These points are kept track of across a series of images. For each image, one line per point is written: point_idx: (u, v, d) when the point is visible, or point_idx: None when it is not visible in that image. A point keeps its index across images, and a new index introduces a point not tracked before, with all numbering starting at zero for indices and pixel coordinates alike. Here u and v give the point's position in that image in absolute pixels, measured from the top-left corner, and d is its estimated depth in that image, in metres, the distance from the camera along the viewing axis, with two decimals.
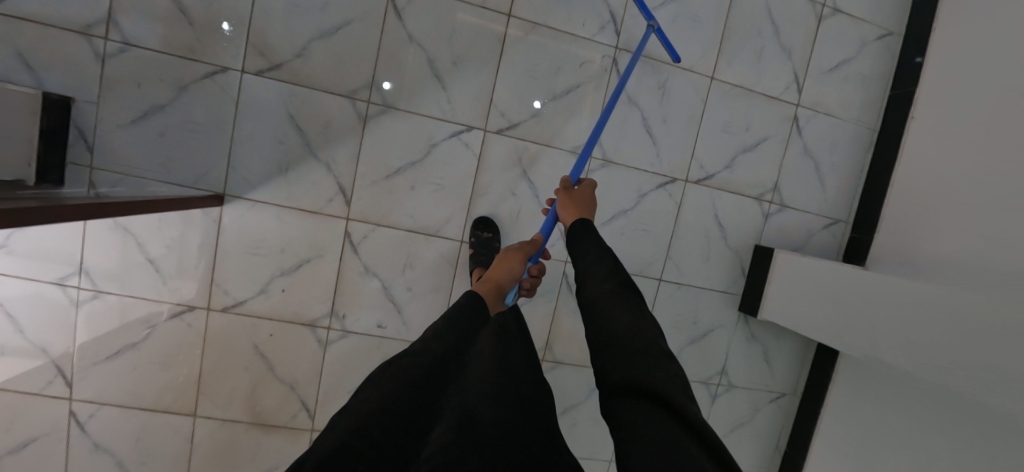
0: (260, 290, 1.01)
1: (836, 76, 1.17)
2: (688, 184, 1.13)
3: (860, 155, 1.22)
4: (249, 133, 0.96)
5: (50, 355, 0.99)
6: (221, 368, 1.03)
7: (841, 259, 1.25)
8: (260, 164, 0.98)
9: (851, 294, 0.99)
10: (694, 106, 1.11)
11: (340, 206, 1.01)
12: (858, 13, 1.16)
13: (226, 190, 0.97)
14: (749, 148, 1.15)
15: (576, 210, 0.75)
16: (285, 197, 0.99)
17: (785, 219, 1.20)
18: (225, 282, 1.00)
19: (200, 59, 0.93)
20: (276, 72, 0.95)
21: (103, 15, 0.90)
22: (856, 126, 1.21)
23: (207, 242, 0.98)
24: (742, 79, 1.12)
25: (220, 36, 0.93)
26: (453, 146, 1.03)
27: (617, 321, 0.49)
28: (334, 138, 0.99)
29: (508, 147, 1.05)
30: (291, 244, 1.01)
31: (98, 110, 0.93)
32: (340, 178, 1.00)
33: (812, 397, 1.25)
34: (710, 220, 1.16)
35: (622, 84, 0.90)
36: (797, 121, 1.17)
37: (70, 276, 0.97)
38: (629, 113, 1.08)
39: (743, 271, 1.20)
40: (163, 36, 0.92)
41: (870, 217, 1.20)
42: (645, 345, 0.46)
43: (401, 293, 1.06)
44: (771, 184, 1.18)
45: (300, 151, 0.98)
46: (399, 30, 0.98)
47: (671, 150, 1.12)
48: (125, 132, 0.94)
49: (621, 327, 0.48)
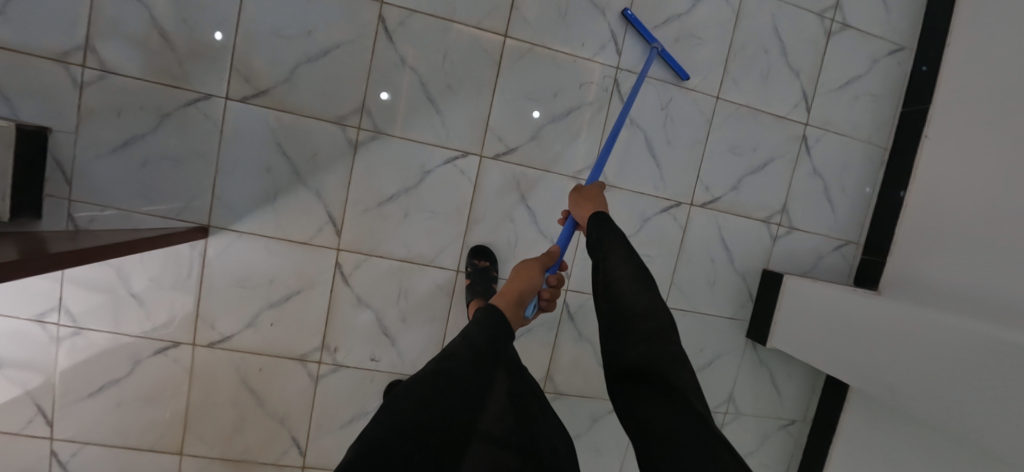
0: (248, 324, 0.97)
1: (846, 93, 1.13)
2: (693, 207, 1.09)
3: (871, 174, 1.18)
4: (234, 161, 0.92)
5: (29, 394, 0.95)
6: (208, 405, 0.99)
7: (852, 282, 1.21)
8: (246, 194, 0.94)
9: (861, 326, 0.95)
10: (699, 127, 1.07)
11: (330, 236, 0.97)
12: (868, 28, 1.12)
13: (211, 221, 0.93)
14: (756, 170, 1.11)
15: (590, 205, 0.77)
16: (273, 227, 0.95)
17: (794, 241, 1.16)
18: (211, 316, 0.96)
19: (182, 86, 0.89)
20: (262, 98, 0.91)
21: (80, 41, 0.86)
22: (867, 144, 1.16)
23: (191, 275, 0.94)
24: (749, 97, 1.08)
25: (203, 61, 0.89)
26: (448, 172, 0.99)
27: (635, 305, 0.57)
28: (323, 166, 0.95)
29: (505, 173, 1.01)
30: (279, 276, 0.97)
31: (76, 140, 0.89)
32: (330, 207, 0.96)
33: (823, 424, 1.21)
34: (716, 245, 1.12)
35: (635, 92, 0.95)
36: (805, 140, 1.12)
37: (49, 312, 0.93)
38: (631, 135, 1.04)
39: (751, 296, 1.16)
40: (143, 63, 0.88)
41: (882, 238, 1.16)
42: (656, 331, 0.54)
43: (395, 325, 1.02)
44: (779, 205, 1.13)
45: (288, 180, 0.94)
46: (391, 53, 0.94)
47: (675, 173, 1.07)
48: (104, 162, 0.90)
49: (638, 308, 0.56)
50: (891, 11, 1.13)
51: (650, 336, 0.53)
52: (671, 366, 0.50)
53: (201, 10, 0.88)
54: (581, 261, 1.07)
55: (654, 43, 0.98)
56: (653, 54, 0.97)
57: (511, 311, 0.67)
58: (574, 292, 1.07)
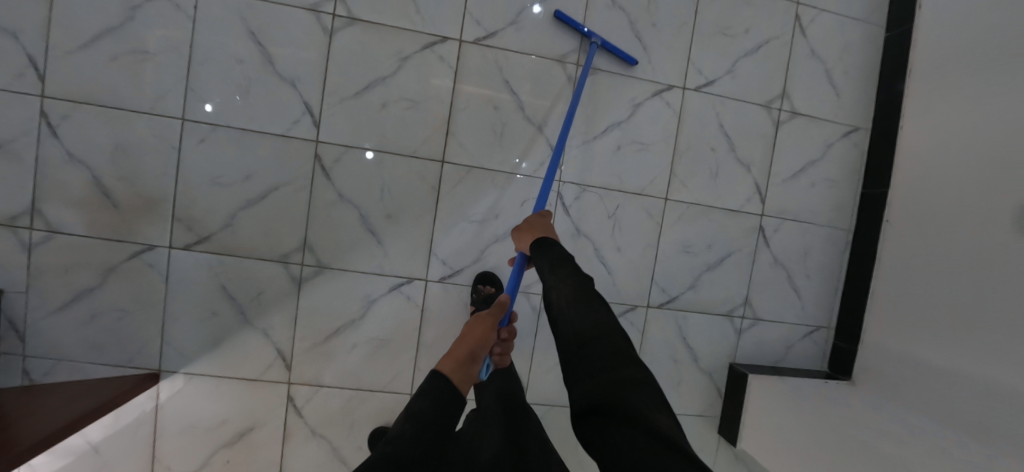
0: (200, 464, 0.96)
1: (801, 179, 1.10)
2: (651, 309, 1.07)
3: (836, 258, 1.15)
4: (181, 308, 0.93)
5: None
6: None
7: (827, 368, 1.17)
8: (192, 339, 0.94)
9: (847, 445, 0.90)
10: (650, 229, 1.05)
11: (279, 371, 0.96)
12: (819, 114, 1.10)
13: (161, 366, 0.94)
14: (713, 266, 1.08)
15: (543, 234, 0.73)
16: (222, 368, 0.95)
17: (760, 334, 1.13)
18: (165, 460, 0.96)
19: (126, 239, 0.91)
20: (205, 244, 0.92)
21: (26, 206, 0.89)
22: (829, 229, 1.13)
23: (144, 419, 0.95)
24: (700, 195, 1.06)
25: (144, 214, 0.91)
26: (394, 299, 0.98)
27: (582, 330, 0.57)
28: (268, 304, 0.95)
29: (452, 296, 0.99)
30: (231, 415, 0.96)
31: (28, 298, 0.91)
32: (278, 344, 0.96)
33: None
34: (678, 344, 1.09)
35: (578, 96, 0.91)
36: (763, 231, 1.10)
37: None
38: (580, 243, 1.03)
39: (721, 393, 1.13)
40: (86, 220, 0.90)
41: (853, 326, 1.12)
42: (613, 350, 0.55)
43: (352, 455, 1.00)
44: (741, 298, 1.10)
45: (235, 322, 0.95)
46: (328, 190, 0.94)
47: (629, 277, 1.05)
48: (55, 316, 0.92)
49: (586, 339, 0.56)
50: (842, 94, 1.10)
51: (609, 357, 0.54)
52: (628, 383, 0.51)
53: (140, 165, 0.90)
54: (537, 374, 1.04)
55: (594, 38, 0.95)
56: (594, 48, 0.95)
57: (461, 371, 0.59)
58: (533, 405, 1.05)
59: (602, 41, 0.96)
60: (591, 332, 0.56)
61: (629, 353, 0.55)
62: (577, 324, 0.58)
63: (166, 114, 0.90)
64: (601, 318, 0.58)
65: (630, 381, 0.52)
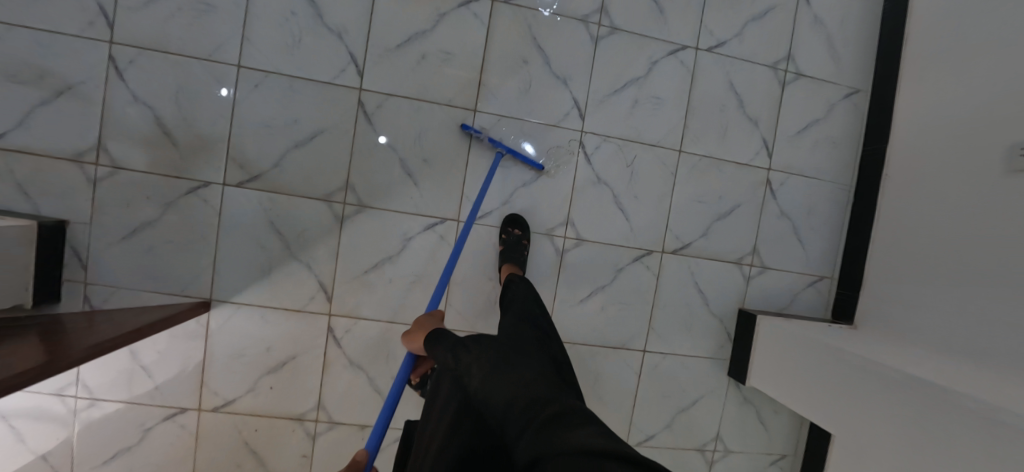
0: (248, 388, 1.04)
1: (805, 136, 1.18)
2: (665, 255, 1.14)
3: (839, 211, 1.22)
4: (232, 241, 1.01)
5: (50, 462, 1.02)
6: (214, 465, 1.06)
7: (830, 315, 1.24)
8: (242, 271, 1.02)
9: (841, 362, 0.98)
10: (664, 180, 1.13)
11: (321, 303, 1.04)
12: (822, 75, 1.18)
13: (213, 295, 1.02)
14: (724, 216, 1.16)
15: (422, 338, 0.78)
16: (269, 298, 1.03)
17: (767, 281, 1.20)
18: (214, 384, 1.03)
19: (184, 176, 0.99)
20: (255, 183, 1.00)
21: (93, 142, 0.97)
22: (832, 184, 1.21)
23: (195, 345, 1.02)
24: (711, 149, 1.14)
25: (201, 153, 0.99)
26: (428, 238, 1.05)
27: (499, 395, 0.56)
28: (312, 240, 1.02)
29: (481, 237, 1.07)
30: (277, 343, 1.04)
31: (91, 230, 0.98)
32: (320, 277, 1.03)
33: (811, 459, 1.22)
34: (690, 288, 1.17)
35: (476, 207, 0.98)
36: (770, 185, 1.18)
37: (68, 386, 1.01)
38: (600, 191, 1.11)
39: (730, 336, 1.20)
40: (148, 158, 0.98)
41: (854, 274, 1.20)
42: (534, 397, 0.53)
43: (387, 383, 1.08)
44: (749, 247, 1.18)
45: (282, 255, 1.02)
46: (369, 134, 1.02)
47: (644, 224, 1.13)
48: (115, 248, 0.99)
49: (503, 401, 0.54)
50: (843, 58, 1.18)
51: (529, 408, 0.52)
52: (553, 421, 0.49)
53: (198, 108, 0.98)
54: (559, 312, 1.12)
55: (499, 148, 1.02)
56: (497, 159, 1.02)
57: None
58: None
59: (508, 150, 1.02)
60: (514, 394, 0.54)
61: (549, 395, 0.54)
62: (499, 396, 0.55)
63: (222, 61, 0.98)
64: (518, 376, 0.58)
65: (556, 417, 0.50)
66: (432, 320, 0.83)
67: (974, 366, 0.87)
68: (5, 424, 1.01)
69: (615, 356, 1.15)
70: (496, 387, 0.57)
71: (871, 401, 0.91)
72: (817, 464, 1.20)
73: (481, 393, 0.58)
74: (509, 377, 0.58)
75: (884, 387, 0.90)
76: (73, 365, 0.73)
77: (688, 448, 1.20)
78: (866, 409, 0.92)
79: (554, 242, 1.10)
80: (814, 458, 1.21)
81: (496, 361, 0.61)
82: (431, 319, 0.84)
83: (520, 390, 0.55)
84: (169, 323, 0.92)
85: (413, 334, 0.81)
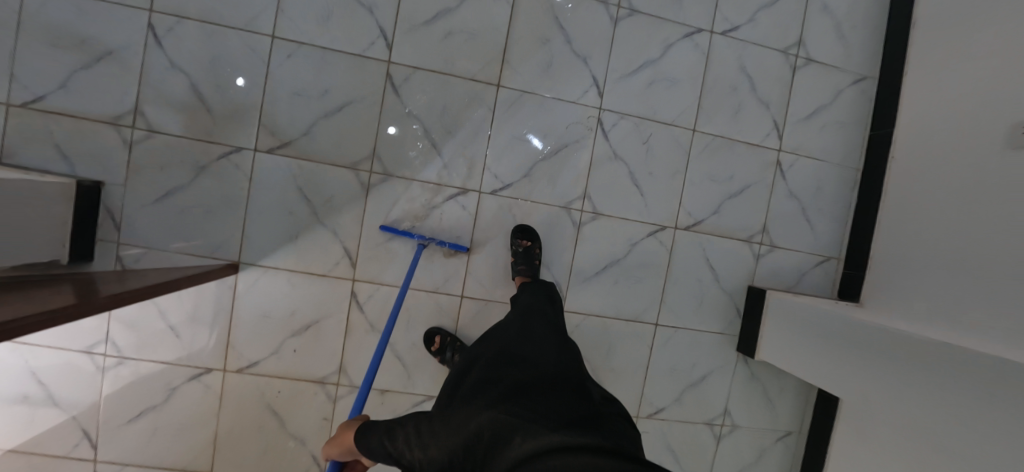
0: (272, 351, 1.07)
1: (814, 120, 1.22)
2: (678, 231, 1.18)
3: (846, 193, 1.26)
4: (262, 206, 1.04)
5: (77, 419, 1.05)
6: (236, 426, 1.08)
7: (836, 295, 1.28)
8: (270, 235, 1.05)
9: (849, 329, 1.02)
10: (678, 158, 1.17)
11: (346, 268, 1.07)
12: (832, 61, 1.22)
13: (242, 258, 1.05)
14: (735, 195, 1.20)
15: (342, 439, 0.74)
16: (295, 263, 1.06)
17: (776, 260, 1.24)
18: (240, 345, 1.06)
19: (216, 141, 1.02)
20: (285, 149, 1.03)
21: (130, 106, 1.00)
22: (839, 166, 1.25)
23: (222, 307, 1.05)
24: (724, 129, 1.18)
25: (234, 119, 1.02)
26: (450, 208, 1.09)
27: (447, 446, 0.62)
28: (338, 207, 1.06)
29: (501, 208, 1.11)
30: (301, 307, 1.07)
31: (125, 191, 1.01)
32: (345, 243, 1.06)
33: (816, 435, 1.25)
34: (702, 264, 1.20)
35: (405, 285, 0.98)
36: (780, 166, 1.21)
37: (97, 344, 1.04)
38: (616, 167, 1.14)
39: (739, 312, 1.23)
40: (182, 122, 1.01)
41: (860, 253, 1.23)
42: (476, 431, 0.61)
43: (407, 349, 1.11)
44: (759, 226, 1.22)
45: (308, 221, 1.05)
46: (396, 105, 1.06)
47: (658, 201, 1.17)
48: (147, 210, 1.02)
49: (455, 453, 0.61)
50: (852, 45, 1.23)
51: (479, 448, 0.60)
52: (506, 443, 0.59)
53: (233, 75, 1.01)
54: (574, 284, 1.15)
55: (416, 239, 1.03)
56: (417, 252, 1.02)
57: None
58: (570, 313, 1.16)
59: (425, 241, 1.03)
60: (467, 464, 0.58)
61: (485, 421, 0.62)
62: (443, 455, 0.62)
63: (257, 31, 1.01)
64: (455, 424, 0.64)
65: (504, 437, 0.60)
66: (355, 423, 0.78)
67: (975, 330, 0.91)
68: (35, 380, 1.03)
69: (628, 329, 1.18)
70: (440, 448, 0.62)
71: (881, 363, 0.95)
72: (823, 438, 1.23)
73: (426, 460, 0.63)
74: (448, 431, 0.64)
75: (894, 348, 0.93)
76: (106, 308, 0.73)
77: (697, 422, 1.23)
78: (877, 371, 0.96)
79: (572, 216, 1.14)
80: (819, 434, 1.24)
81: (431, 424, 0.66)
82: (355, 421, 0.78)
83: (462, 439, 0.62)
84: (196, 281, 0.94)
85: (334, 439, 0.76)
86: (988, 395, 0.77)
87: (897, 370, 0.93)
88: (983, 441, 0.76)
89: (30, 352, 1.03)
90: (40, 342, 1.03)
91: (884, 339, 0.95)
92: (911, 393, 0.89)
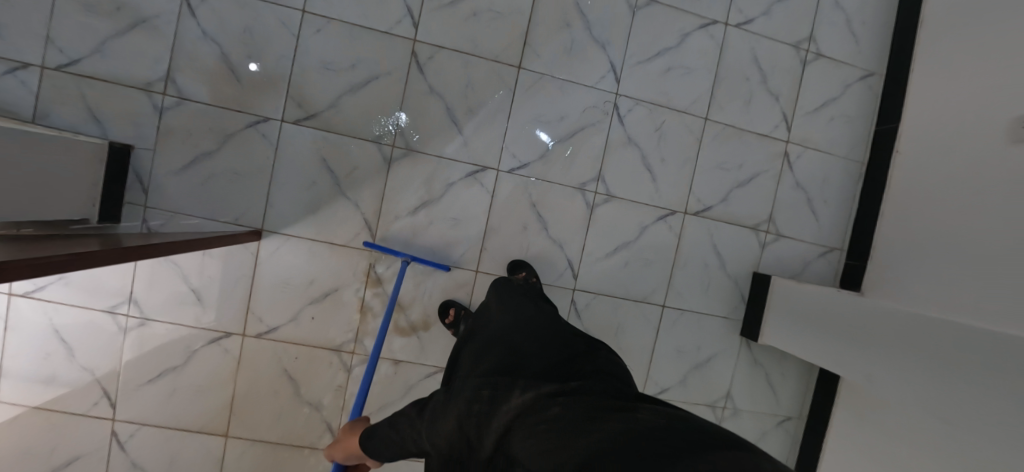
0: (291, 318, 1.10)
1: (822, 113, 1.26)
2: (687, 216, 1.22)
3: (851, 186, 1.30)
4: (287, 176, 1.07)
5: (97, 378, 1.07)
6: (253, 390, 1.11)
7: (838, 285, 1.32)
8: (293, 205, 1.08)
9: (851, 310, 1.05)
10: (689, 145, 1.20)
11: (365, 240, 1.10)
12: (841, 58, 1.26)
13: (265, 225, 1.08)
14: (743, 183, 1.23)
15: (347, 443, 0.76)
16: (317, 232, 1.09)
17: (780, 249, 1.27)
18: (260, 311, 1.09)
19: (245, 110, 1.05)
20: (311, 121, 1.06)
21: (163, 74, 1.03)
22: (845, 159, 1.29)
23: (244, 273, 1.08)
24: (734, 118, 1.22)
25: (263, 90, 1.05)
26: (468, 185, 1.12)
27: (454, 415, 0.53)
28: (360, 179, 1.09)
29: (517, 187, 1.14)
30: (320, 276, 1.10)
31: (154, 156, 1.04)
32: (366, 215, 1.09)
33: (816, 420, 1.29)
34: (709, 250, 1.24)
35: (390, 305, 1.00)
36: (788, 157, 1.25)
37: (120, 305, 1.06)
38: (630, 151, 1.18)
39: (744, 298, 1.27)
40: (212, 91, 1.04)
41: (862, 244, 1.27)
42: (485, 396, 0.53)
43: (421, 320, 1.14)
44: (766, 215, 1.25)
45: (331, 192, 1.08)
46: (420, 82, 1.09)
47: (669, 186, 1.20)
48: (175, 175, 1.05)
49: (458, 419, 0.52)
50: (861, 43, 1.27)
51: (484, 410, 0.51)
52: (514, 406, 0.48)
53: (263, 47, 1.04)
54: (586, 264, 1.19)
55: (403, 256, 1.04)
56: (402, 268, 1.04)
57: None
58: (581, 292, 1.19)
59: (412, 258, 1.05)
60: (460, 426, 0.51)
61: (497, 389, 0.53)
62: (448, 424, 0.53)
63: (288, 5, 1.04)
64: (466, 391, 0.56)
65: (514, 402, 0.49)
66: (359, 425, 0.80)
67: (972, 312, 0.94)
68: (58, 338, 1.06)
69: (636, 310, 1.21)
70: (446, 413, 0.54)
71: (881, 342, 0.99)
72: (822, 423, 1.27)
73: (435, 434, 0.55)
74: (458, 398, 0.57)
75: (893, 326, 0.97)
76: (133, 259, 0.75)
77: (700, 404, 1.27)
78: (875, 348, 0.99)
79: (586, 197, 1.17)
80: (818, 418, 1.28)
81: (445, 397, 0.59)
82: (358, 423, 0.81)
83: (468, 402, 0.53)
84: (218, 242, 0.96)
85: (339, 443, 0.78)
86: (986, 368, 0.81)
87: (895, 347, 0.96)
88: (981, 413, 0.80)
89: (54, 310, 1.05)
90: (64, 301, 1.05)
91: (884, 317, 0.99)
92: (907, 368, 0.93)
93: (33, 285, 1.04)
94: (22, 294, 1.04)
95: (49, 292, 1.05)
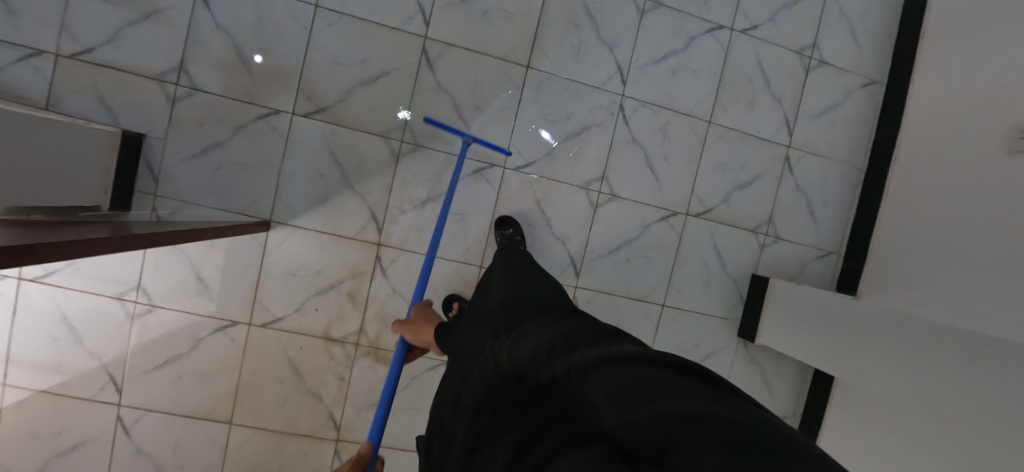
0: (297, 308, 1.11)
1: (823, 119, 1.28)
2: (689, 217, 1.24)
3: (849, 191, 1.32)
4: (295, 168, 1.08)
5: (104, 363, 1.09)
6: (258, 377, 1.13)
7: (835, 287, 1.34)
8: (301, 197, 1.09)
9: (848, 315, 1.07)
10: (692, 146, 1.22)
11: (372, 233, 1.11)
12: (843, 64, 1.28)
13: (273, 216, 1.09)
14: (745, 185, 1.25)
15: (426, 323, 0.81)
16: (324, 224, 1.10)
17: (779, 251, 1.30)
18: (266, 300, 1.11)
19: (256, 102, 1.06)
20: (321, 114, 1.08)
21: (175, 64, 1.04)
22: (845, 165, 1.31)
23: (252, 262, 1.09)
24: (738, 121, 1.24)
25: (274, 82, 1.06)
26: (475, 181, 1.14)
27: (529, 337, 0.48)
28: (368, 172, 1.10)
29: (523, 184, 1.16)
30: (327, 267, 1.11)
31: (165, 145, 1.05)
32: (373, 208, 1.11)
33: (810, 419, 1.31)
34: (709, 250, 1.26)
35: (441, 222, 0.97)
36: (789, 161, 1.27)
37: (129, 291, 1.08)
38: (634, 151, 1.20)
39: (742, 298, 1.29)
40: (224, 82, 1.05)
41: (859, 249, 1.30)
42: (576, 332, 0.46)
43: None
44: (766, 217, 1.27)
45: (339, 184, 1.10)
46: (430, 79, 1.10)
47: (672, 186, 1.22)
48: (185, 165, 1.06)
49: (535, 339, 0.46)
50: (863, 50, 1.29)
51: (571, 338, 0.44)
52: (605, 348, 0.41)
53: (275, 40, 1.06)
54: (588, 261, 1.21)
55: (465, 137, 1.00)
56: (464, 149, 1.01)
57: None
58: (582, 289, 1.21)
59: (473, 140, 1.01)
60: (537, 349, 0.44)
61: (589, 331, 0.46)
62: (524, 340, 0.47)
63: None
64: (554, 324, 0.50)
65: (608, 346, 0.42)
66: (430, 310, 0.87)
67: (968, 318, 0.97)
68: (65, 323, 1.07)
69: (636, 307, 1.23)
70: (523, 333, 0.49)
71: (876, 346, 1.01)
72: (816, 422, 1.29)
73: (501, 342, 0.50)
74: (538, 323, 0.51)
75: (890, 332, 0.99)
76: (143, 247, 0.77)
77: None
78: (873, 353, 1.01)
79: (590, 196, 1.19)
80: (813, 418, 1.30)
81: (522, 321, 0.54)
82: (428, 309, 0.87)
83: (556, 329, 0.47)
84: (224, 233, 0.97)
85: (412, 325, 0.83)
86: (980, 372, 0.83)
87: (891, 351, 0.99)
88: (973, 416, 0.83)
89: (63, 296, 1.06)
90: (72, 286, 1.06)
91: (881, 322, 1.01)
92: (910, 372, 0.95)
93: (42, 270, 1.05)
94: (31, 279, 1.05)
95: (57, 277, 1.06)
